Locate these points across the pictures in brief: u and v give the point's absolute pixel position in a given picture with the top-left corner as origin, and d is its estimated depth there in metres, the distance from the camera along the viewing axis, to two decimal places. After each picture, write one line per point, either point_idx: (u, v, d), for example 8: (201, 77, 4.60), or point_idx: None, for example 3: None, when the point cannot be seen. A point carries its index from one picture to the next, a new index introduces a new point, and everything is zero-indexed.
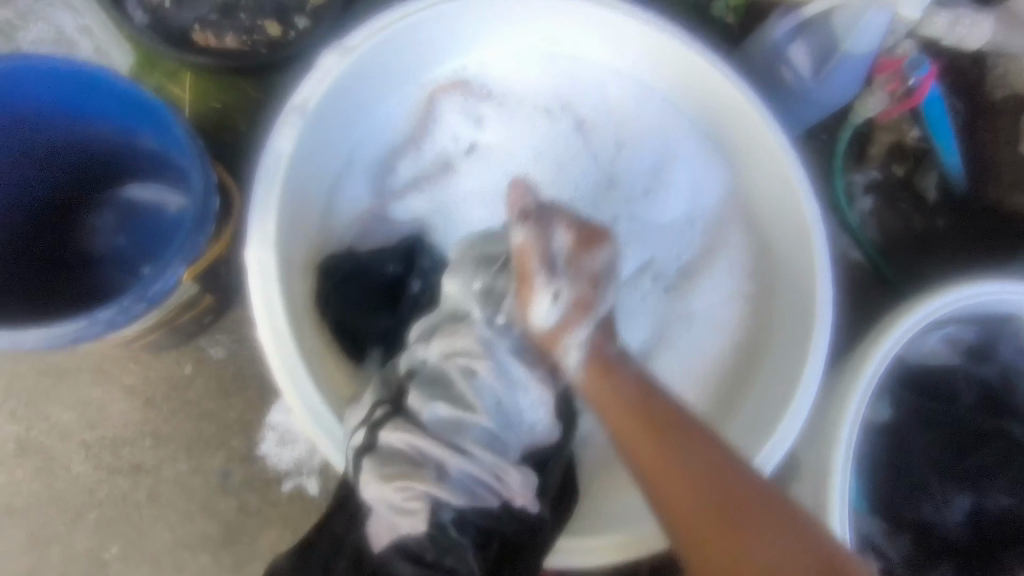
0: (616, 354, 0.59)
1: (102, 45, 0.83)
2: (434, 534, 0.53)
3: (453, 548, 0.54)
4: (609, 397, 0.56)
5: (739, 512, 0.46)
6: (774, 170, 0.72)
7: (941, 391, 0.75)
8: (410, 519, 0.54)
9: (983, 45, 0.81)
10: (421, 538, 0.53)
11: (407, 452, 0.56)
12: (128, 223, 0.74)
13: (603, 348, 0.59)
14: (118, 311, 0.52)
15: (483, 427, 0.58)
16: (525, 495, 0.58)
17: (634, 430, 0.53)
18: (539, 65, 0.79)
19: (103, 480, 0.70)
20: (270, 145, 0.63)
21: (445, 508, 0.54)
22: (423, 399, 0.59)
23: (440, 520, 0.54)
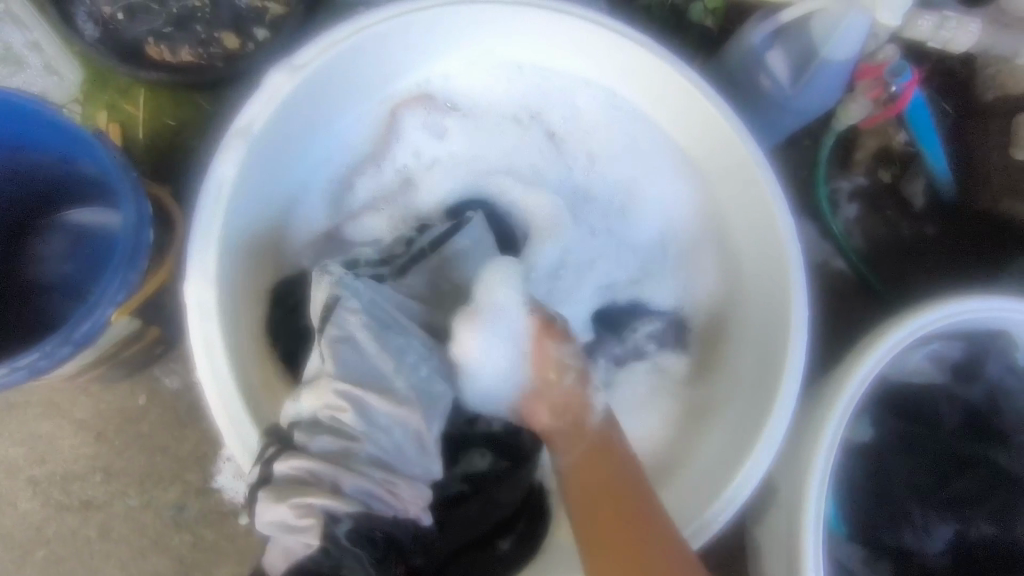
0: (568, 381, 0.59)
1: (54, 62, 0.80)
2: (328, 550, 0.47)
3: (346, 558, 0.47)
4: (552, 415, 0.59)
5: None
6: (747, 187, 0.68)
7: (925, 413, 0.72)
8: (302, 539, 0.48)
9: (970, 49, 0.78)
10: (314, 556, 0.47)
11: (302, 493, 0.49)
12: (77, 249, 0.71)
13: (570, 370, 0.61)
14: (40, 356, 0.50)
15: (367, 453, 0.52)
16: (415, 501, 0.53)
17: (579, 477, 0.56)
18: (506, 77, 0.76)
19: (53, 517, 0.67)
20: (212, 172, 0.59)
21: (342, 520, 0.48)
22: (309, 433, 0.52)
23: (334, 535, 0.48)
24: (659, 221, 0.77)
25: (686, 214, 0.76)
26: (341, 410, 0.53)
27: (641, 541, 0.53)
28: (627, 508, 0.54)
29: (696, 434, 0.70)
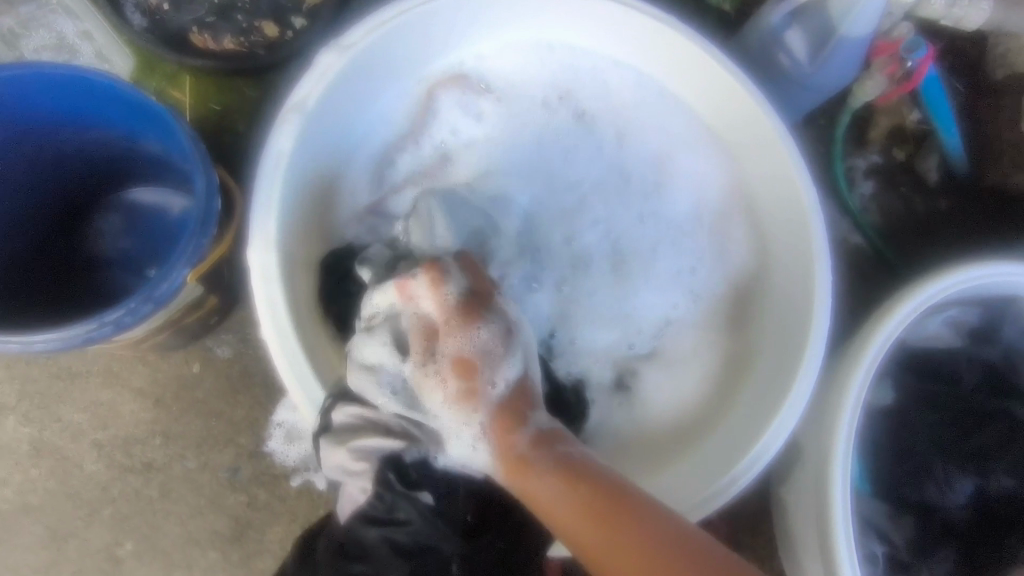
0: (520, 439, 0.54)
1: (103, 50, 0.84)
2: (380, 494, 0.57)
3: (400, 502, 0.57)
4: (533, 490, 0.53)
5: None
6: (772, 158, 0.72)
7: (944, 371, 0.75)
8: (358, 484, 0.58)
9: (983, 26, 0.81)
10: (370, 502, 0.57)
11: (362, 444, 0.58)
12: (135, 226, 0.75)
13: (525, 447, 0.54)
14: (126, 312, 0.53)
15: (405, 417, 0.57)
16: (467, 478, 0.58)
17: (580, 529, 0.50)
18: (537, 58, 0.79)
19: (116, 478, 0.71)
20: (270, 143, 0.63)
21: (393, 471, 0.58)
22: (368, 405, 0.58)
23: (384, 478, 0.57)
24: (690, 196, 0.79)
25: (713, 187, 0.78)
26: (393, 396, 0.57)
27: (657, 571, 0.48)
28: (624, 530, 0.49)
29: (725, 397, 0.73)
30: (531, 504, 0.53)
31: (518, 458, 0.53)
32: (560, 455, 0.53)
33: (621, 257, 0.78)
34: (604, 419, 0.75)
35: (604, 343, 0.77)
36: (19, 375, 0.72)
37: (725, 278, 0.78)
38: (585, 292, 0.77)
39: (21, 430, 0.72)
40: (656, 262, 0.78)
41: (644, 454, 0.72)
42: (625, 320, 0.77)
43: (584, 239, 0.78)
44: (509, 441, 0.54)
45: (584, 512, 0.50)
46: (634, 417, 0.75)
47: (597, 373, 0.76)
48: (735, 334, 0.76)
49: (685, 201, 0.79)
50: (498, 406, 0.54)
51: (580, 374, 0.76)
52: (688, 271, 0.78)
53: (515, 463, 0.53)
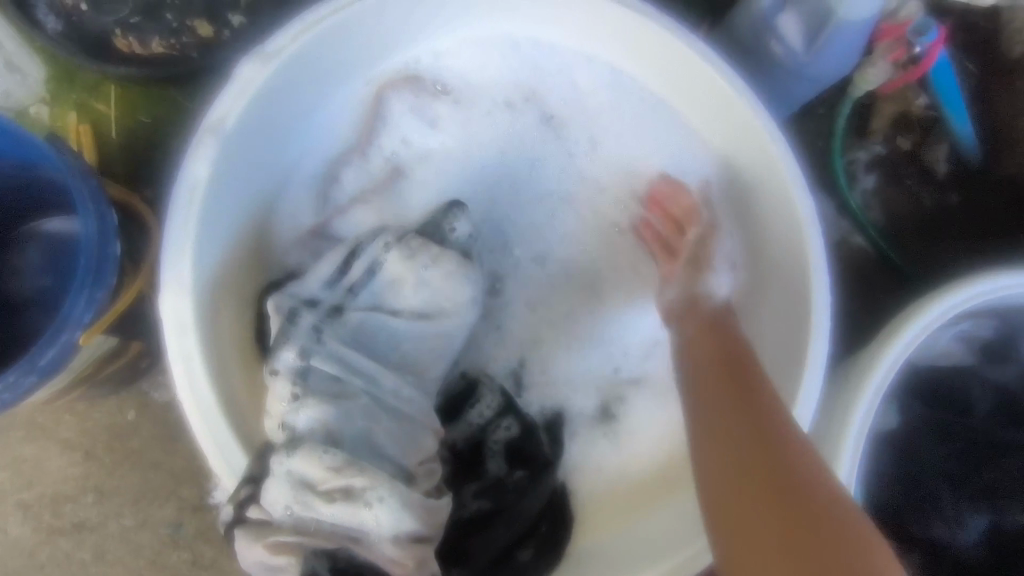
0: (703, 312, 0.63)
1: (13, 58, 0.75)
2: None
3: None
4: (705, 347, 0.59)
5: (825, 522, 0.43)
6: (766, 166, 0.63)
7: (956, 398, 0.68)
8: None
9: None
10: None
11: (297, 525, 0.48)
12: (53, 260, 0.66)
13: (693, 333, 0.61)
14: (5, 387, 0.47)
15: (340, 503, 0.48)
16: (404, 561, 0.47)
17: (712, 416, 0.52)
18: (502, 55, 0.70)
19: (44, 541, 0.65)
20: (183, 174, 0.54)
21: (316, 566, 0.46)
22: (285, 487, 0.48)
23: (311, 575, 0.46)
24: None
25: (698, 194, 0.70)
26: (316, 480, 0.49)
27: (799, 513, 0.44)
28: (734, 431, 0.50)
29: None
30: (717, 424, 0.51)
31: (722, 360, 0.57)
32: (762, 381, 0.54)
33: (599, 280, 0.71)
34: (584, 459, 0.67)
35: (585, 369, 0.69)
36: None
37: None
38: (545, 313, 0.71)
39: None
40: (638, 284, 0.71)
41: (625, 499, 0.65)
42: (606, 343, 0.70)
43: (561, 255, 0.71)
44: (712, 331, 0.60)
45: (751, 433, 0.49)
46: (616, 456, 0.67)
47: (581, 401, 0.69)
48: None
49: None
50: (701, 315, 0.63)
51: (561, 404, 0.68)
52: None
53: (721, 364, 0.56)
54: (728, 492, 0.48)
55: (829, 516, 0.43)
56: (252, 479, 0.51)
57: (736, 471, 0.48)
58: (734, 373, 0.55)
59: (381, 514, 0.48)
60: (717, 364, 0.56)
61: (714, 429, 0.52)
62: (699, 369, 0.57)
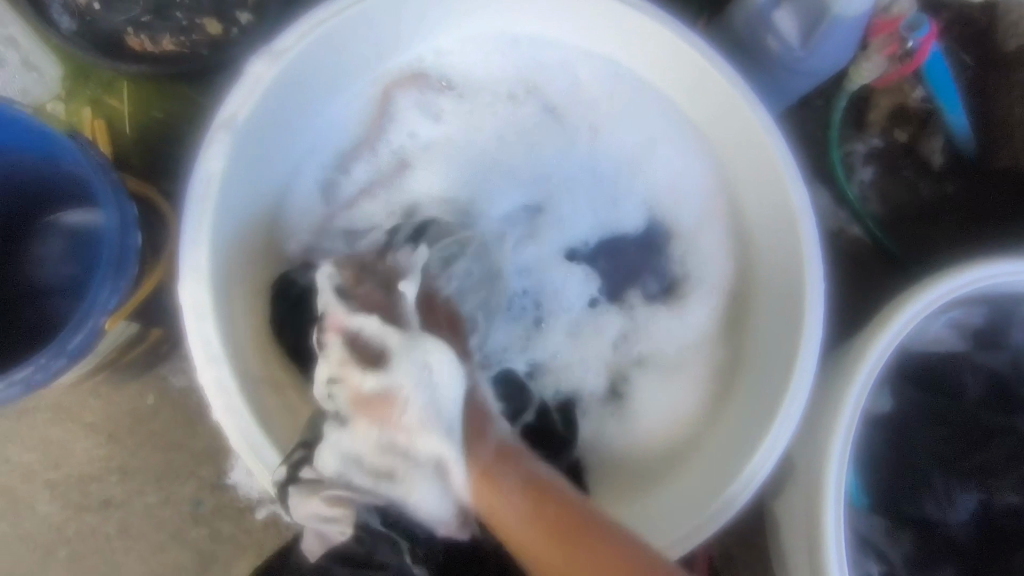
0: (484, 452, 0.53)
1: (31, 58, 0.78)
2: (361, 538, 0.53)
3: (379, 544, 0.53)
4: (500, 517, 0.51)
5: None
6: (760, 159, 0.66)
7: (949, 383, 0.70)
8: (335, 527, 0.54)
9: None
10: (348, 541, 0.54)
11: (341, 486, 0.54)
12: (76, 250, 0.70)
13: (488, 458, 0.53)
14: (36, 369, 0.49)
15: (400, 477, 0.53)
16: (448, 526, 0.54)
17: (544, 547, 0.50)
18: (505, 51, 0.73)
19: (72, 518, 0.68)
20: (198, 167, 0.57)
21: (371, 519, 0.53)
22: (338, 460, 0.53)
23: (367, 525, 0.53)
24: (667, 193, 0.73)
25: (696, 186, 0.72)
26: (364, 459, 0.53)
27: None
28: (546, 509, 0.51)
29: (713, 414, 0.69)
30: (496, 526, 0.52)
31: (492, 471, 0.52)
32: (525, 475, 0.53)
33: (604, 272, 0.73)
34: (598, 434, 0.70)
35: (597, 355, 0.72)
36: None
37: (705, 286, 0.72)
38: (561, 301, 0.72)
39: None
40: (636, 274, 0.73)
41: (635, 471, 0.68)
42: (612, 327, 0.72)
43: (568, 239, 0.73)
44: (485, 461, 0.53)
45: (548, 533, 0.50)
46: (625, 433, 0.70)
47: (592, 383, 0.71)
48: (722, 345, 0.71)
49: (661, 199, 0.73)
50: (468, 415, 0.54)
51: (576, 388, 0.71)
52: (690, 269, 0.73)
53: (489, 476, 0.52)
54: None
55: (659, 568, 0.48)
56: (304, 443, 0.55)
57: (553, 537, 0.49)
58: (492, 489, 0.52)
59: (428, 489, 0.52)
60: (481, 477, 0.52)
61: (496, 519, 0.51)
62: (501, 498, 0.51)
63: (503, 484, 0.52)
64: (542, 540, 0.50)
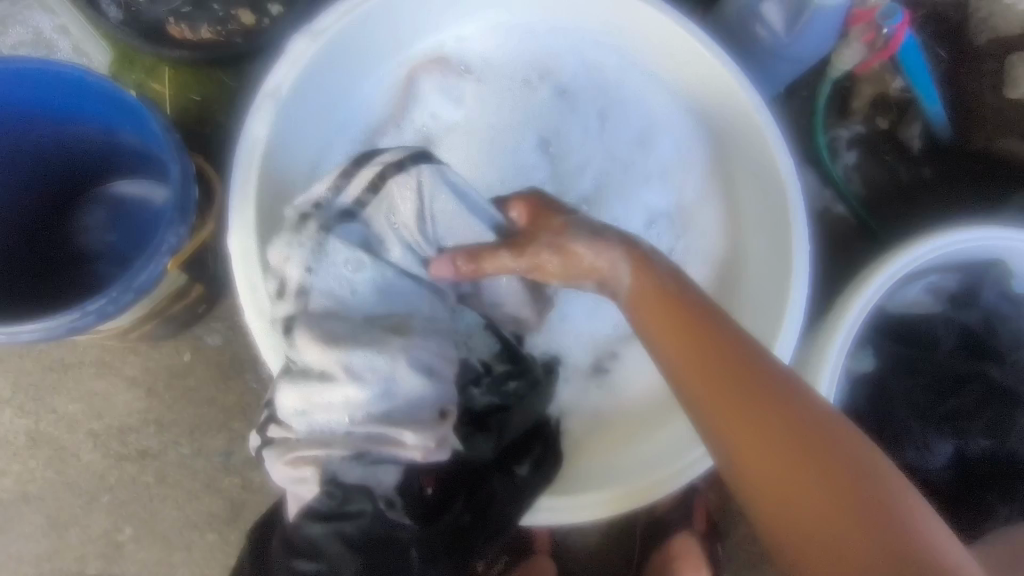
0: (656, 274, 0.54)
1: (81, 44, 0.84)
2: (331, 494, 0.52)
3: (353, 497, 0.52)
4: (667, 317, 0.52)
5: (873, 518, 0.41)
6: (750, 130, 0.71)
7: (922, 337, 0.76)
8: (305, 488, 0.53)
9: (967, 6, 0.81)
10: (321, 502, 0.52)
11: (314, 436, 0.53)
12: (118, 219, 0.76)
13: (655, 283, 0.54)
14: (108, 301, 0.54)
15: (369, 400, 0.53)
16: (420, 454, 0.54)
17: (728, 418, 0.46)
18: (517, 39, 0.80)
19: (113, 466, 0.73)
20: (245, 132, 0.63)
21: (336, 461, 0.52)
22: (302, 396, 0.53)
23: (334, 477, 0.52)
24: (666, 169, 0.80)
25: (691, 162, 0.79)
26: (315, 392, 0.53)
27: (838, 465, 0.43)
28: (770, 415, 0.45)
29: None
30: (683, 386, 0.50)
31: (662, 302, 0.53)
32: (667, 275, 0.54)
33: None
34: (582, 399, 0.76)
35: (586, 333, 0.77)
36: (11, 368, 0.74)
37: (701, 255, 0.78)
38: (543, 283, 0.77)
39: (16, 423, 0.73)
40: None
41: (617, 428, 0.73)
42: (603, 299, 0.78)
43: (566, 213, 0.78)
44: (652, 286, 0.54)
45: (731, 400, 0.47)
46: (609, 394, 0.76)
47: (577, 355, 0.77)
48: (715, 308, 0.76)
49: (662, 174, 0.80)
50: (655, 282, 0.54)
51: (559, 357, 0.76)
52: (688, 238, 0.79)
53: (654, 304, 0.53)
54: (747, 459, 0.45)
55: (861, 480, 0.43)
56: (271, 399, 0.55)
57: (737, 396, 0.47)
58: (680, 291, 0.53)
59: (408, 382, 0.54)
60: (653, 310, 0.53)
61: (679, 374, 0.50)
62: (654, 325, 0.52)
63: (703, 345, 0.49)
64: (716, 421, 0.47)
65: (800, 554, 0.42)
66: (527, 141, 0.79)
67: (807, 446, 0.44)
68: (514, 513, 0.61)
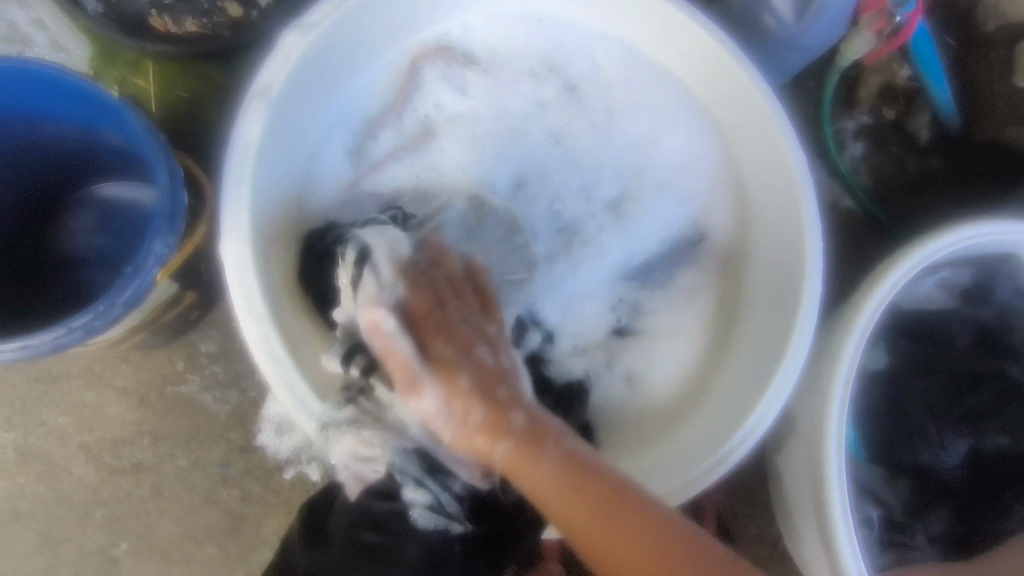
0: (515, 420, 0.52)
1: (58, 39, 0.81)
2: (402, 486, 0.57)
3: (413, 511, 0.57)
4: (524, 470, 0.51)
5: (665, 556, 0.47)
6: (761, 126, 0.69)
7: (938, 334, 0.74)
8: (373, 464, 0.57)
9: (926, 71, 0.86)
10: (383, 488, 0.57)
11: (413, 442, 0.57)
12: (107, 222, 0.74)
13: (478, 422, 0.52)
14: (94, 316, 0.53)
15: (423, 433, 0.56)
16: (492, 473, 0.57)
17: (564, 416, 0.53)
18: (524, 27, 0.76)
19: (106, 480, 0.72)
20: (236, 133, 0.61)
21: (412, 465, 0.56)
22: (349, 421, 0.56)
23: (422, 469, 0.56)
24: (677, 162, 0.76)
25: (704, 154, 0.75)
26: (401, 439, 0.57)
27: (616, 519, 0.48)
28: (608, 444, 0.51)
29: (717, 367, 0.71)
30: (527, 485, 0.51)
31: (527, 455, 0.51)
32: (564, 453, 0.51)
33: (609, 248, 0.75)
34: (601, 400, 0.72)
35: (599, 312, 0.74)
36: None
37: (712, 252, 0.75)
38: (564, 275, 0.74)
39: (5, 437, 0.72)
40: (643, 243, 0.75)
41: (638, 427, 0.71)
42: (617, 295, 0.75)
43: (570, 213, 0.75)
44: (527, 446, 0.51)
45: (574, 483, 0.50)
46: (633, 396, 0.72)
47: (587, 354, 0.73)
48: (724, 304, 0.74)
49: (671, 165, 0.76)
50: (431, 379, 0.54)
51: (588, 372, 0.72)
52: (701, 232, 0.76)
53: (527, 460, 0.51)
54: (567, 506, 0.49)
55: (676, 546, 0.48)
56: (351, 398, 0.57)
57: (578, 493, 0.49)
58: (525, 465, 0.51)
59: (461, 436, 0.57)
60: (513, 459, 0.51)
61: (508, 465, 0.52)
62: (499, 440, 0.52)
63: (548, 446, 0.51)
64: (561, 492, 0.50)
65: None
66: (534, 129, 0.75)
67: (592, 499, 0.49)
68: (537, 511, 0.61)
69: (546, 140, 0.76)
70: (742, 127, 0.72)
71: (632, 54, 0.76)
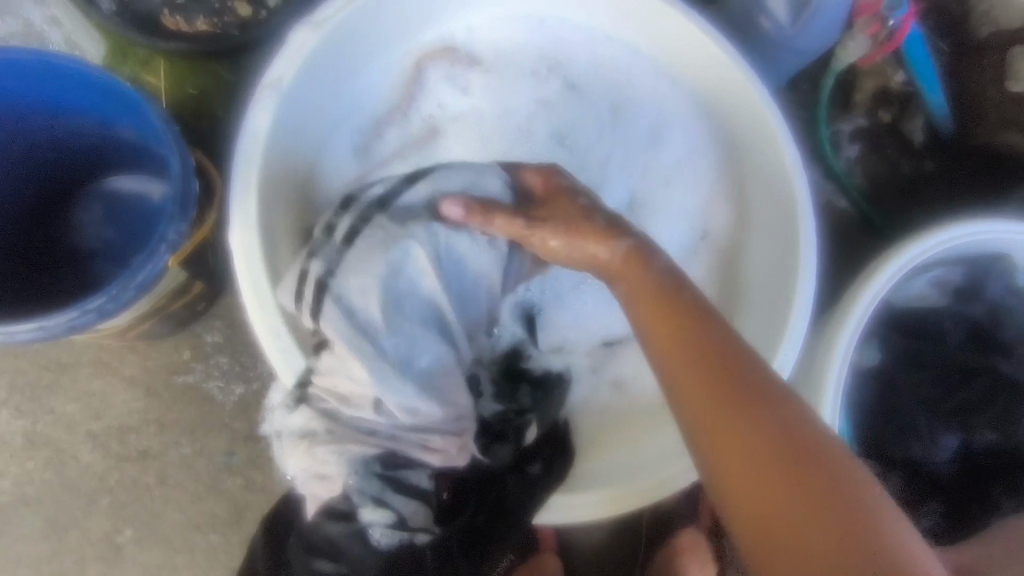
0: (649, 275, 0.56)
1: (72, 36, 0.83)
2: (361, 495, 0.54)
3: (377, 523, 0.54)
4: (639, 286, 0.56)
5: (832, 494, 0.43)
6: (756, 126, 0.71)
7: (929, 331, 0.76)
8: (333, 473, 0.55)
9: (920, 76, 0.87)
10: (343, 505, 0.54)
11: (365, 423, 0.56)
12: (114, 215, 0.75)
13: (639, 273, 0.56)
14: (107, 299, 0.54)
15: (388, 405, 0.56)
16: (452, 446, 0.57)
17: (667, 339, 0.52)
18: (526, 29, 0.78)
19: (112, 467, 0.74)
20: (246, 126, 0.62)
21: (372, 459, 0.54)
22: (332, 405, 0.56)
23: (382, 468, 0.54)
24: (677, 162, 0.78)
25: (701, 153, 0.77)
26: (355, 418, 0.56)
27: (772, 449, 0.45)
28: (728, 376, 0.49)
29: None
30: (666, 367, 0.52)
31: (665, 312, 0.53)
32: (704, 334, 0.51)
33: None
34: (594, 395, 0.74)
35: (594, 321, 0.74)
36: (8, 368, 0.74)
37: (711, 249, 0.77)
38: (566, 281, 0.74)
39: (14, 423, 0.74)
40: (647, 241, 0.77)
41: (623, 422, 0.72)
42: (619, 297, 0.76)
43: None
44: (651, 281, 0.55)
45: (705, 382, 0.49)
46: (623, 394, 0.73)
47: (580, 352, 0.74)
48: (720, 300, 0.76)
49: (670, 164, 0.78)
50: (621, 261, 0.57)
51: (568, 365, 0.73)
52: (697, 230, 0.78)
53: (669, 332, 0.52)
54: (703, 397, 0.48)
55: (830, 463, 0.45)
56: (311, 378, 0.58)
57: (720, 382, 0.49)
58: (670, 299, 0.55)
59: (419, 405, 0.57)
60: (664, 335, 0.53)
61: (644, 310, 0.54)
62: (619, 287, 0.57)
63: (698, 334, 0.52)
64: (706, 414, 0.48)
65: (756, 527, 0.44)
66: (536, 127, 0.77)
67: (754, 415, 0.47)
68: (529, 510, 0.61)
69: (547, 138, 0.77)
70: (738, 126, 0.73)
71: (632, 56, 0.78)
